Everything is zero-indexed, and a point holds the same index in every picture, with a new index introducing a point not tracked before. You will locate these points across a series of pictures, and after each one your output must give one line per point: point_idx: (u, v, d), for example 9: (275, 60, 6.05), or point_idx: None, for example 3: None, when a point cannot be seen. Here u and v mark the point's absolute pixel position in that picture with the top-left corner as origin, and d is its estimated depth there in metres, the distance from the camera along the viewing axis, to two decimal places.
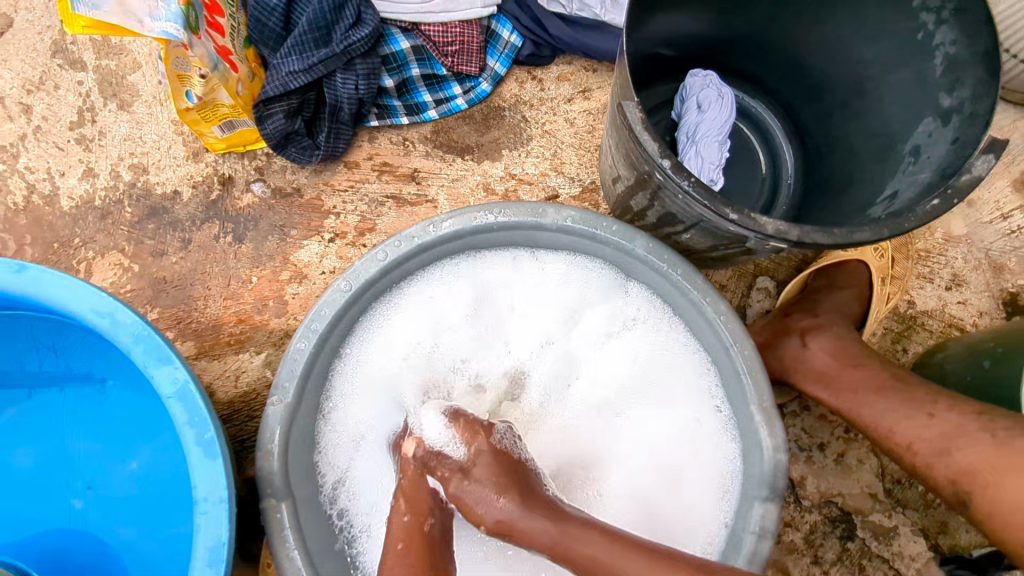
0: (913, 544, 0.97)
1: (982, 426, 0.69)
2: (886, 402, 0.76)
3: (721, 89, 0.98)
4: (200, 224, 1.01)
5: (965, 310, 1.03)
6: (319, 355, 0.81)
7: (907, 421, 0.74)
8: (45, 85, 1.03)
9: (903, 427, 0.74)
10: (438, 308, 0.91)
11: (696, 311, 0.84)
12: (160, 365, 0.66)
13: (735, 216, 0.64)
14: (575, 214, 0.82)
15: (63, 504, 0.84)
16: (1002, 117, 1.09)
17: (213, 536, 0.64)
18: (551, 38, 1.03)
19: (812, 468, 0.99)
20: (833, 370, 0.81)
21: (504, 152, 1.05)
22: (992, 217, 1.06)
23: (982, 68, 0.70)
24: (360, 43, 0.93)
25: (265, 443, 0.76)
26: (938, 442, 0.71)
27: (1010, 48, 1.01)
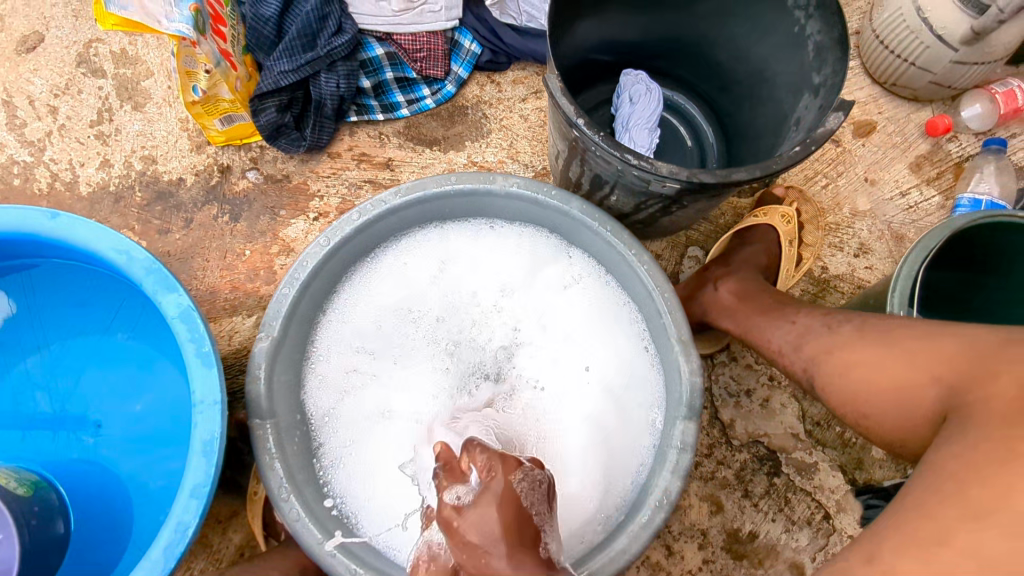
0: (832, 478, 1.09)
1: (824, 322, 0.79)
2: (767, 319, 0.88)
3: (650, 85, 1.15)
4: (201, 206, 1.16)
5: (871, 274, 1.18)
6: (302, 301, 0.94)
7: (777, 331, 0.85)
8: (70, 90, 1.19)
9: (774, 336, 0.85)
10: (408, 270, 1.05)
11: (625, 263, 0.97)
12: (167, 292, 0.79)
13: (637, 161, 0.79)
14: (520, 182, 0.98)
15: (75, 440, 0.96)
16: (897, 111, 1.26)
17: (208, 431, 0.76)
18: (506, 46, 1.21)
19: (741, 412, 1.11)
20: (733, 305, 0.95)
21: (467, 143, 1.21)
22: (892, 194, 1.22)
23: (838, 50, 0.86)
24: (341, 48, 1.11)
25: (253, 371, 0.88)
26: (793, 340, 0.82)
27: (895, 50, 1.19)
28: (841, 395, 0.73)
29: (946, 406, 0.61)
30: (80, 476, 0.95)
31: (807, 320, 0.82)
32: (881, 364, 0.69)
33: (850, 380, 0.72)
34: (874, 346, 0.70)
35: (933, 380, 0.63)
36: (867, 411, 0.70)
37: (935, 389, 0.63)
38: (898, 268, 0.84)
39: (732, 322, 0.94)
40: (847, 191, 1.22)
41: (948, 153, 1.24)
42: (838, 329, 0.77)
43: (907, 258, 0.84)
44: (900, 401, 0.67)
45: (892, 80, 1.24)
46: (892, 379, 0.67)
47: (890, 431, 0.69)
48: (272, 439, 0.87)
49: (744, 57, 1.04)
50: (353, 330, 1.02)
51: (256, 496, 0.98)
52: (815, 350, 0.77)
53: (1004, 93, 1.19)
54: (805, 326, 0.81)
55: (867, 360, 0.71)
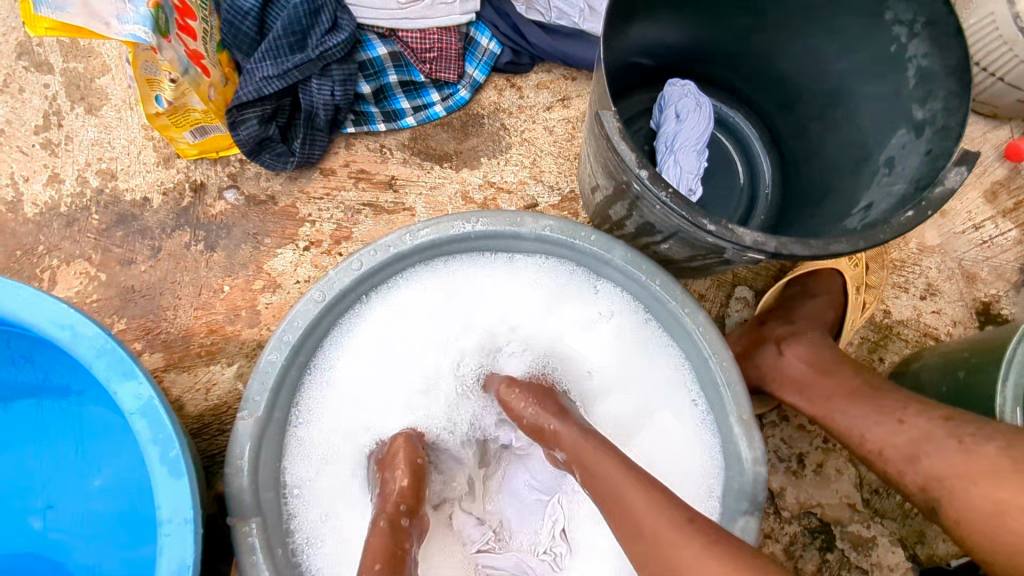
0: (891, 555, 0.96)
1: (949, 432, 0.70)
2: (857, 410, 0.79)
3: (699, 99, 0.98)
4: (171, 232, 0.98)
5: (939, 320, 1.04)
6: (292, 367, 0.79)
7: (878, 428, 0.76)
8: (9, 87, 1.00)
9: (874, 432, 0.76)
10: (408, 310, 0.89)
11: (674, 319, 0.83)
12: (124, 380, 0.63)
13: (712, 228, 0.64)
14: (553, 223, 0.82)
15: (21, 525, 0.81)
16: (973, 129, 1.11)
17: (176, 559, 0.61)
18: (530, 46, 1.03)
19: (792, 480, 0.98)
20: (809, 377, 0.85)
21: (483, 160, 1.04)
22: (964, 227, 1.08)
23: (952, 81, 0.71)
24: (336, 49, 0.92)
25: (233, 460, 0.73)
26: (907, 449, 0.72)
27: (980, 61, 1.03)
28: (992, 541, 0.64)
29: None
30: (24, 568, 0.80)
31: (919, 424, 0.73)
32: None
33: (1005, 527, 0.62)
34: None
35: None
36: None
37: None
38: (1010, 349, 0.71)
39: None
40: (914, 223, 1.07)
41: None
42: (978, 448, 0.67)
43: (1022, 337, 0.71)
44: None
45: (970, 95, 1.08)
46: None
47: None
48: (258, 540, 0.72)
49: (817, 73, 0.88)
50: (343, 394, 0.86)
51: None
52: (941, 471, 0.68)
53: None
54: (921, 431, 0.72)
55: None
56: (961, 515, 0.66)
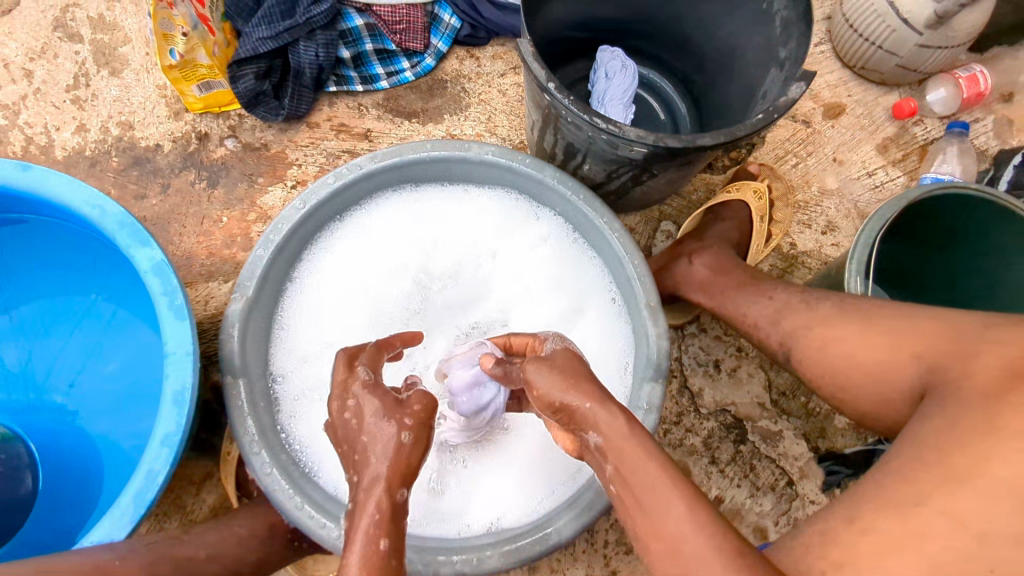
0: (796, 446, 1.12)
1: (802, 299, 0.81)
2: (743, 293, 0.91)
3: (625, 62, 1.17)
4: (179, 172, 1.16)
5: (838, 251, 1.22)
6: (276, 263, 0.95)
7: (755, 305, 0.87)
8: (46, 54, 1.19)
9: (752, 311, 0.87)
10: (377, 233, 1.06)
11: (596, 229, 1.00)
12: (141, 247, 0.80)
13: (605, 126, 0.81)
14: (495, 150, 0.99)
15: (47, 401, 0.96)
16: (866, 94, 1.30)
17: (179, 383, 0.76)
18: (485, 20, 1.22)
19: (709, 381, 1.14)
20: (708, 278, 0.98)
21: (446, 117, 1.23)
22: (859, 174, 1.26)
23: (802, 25, 0.89)
24: (320, 16, 1.12)
25: (226, 331, 0.89)
26: (771, 315, 0.83)
27: (863, 34, 1.22)
28: (822, 370, 0.74)
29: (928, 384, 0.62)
30: (51, 433, 0.95)
31: (784, 296, 0.84)
32: (866, 341, 0.70)
33: (828, 357, 0.74)
34: (855, 324, 0.72)
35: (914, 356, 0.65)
36: (848, 387, 0.71)
37: (917, 366, 0.64)
38: (856, 237, 0.86)
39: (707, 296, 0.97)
40: (816, 171, 1.25)
41: (914, 136, 1.28)
42: (817, 305, 0.78)
43: (864, 229, 0.86)
44: (883, 379, 0.68)
45: (861, 64, 1.27)
46: (874, 356, 0.68)
47: (867, 401, 0.70)
48: (244, 394, 0.88)
49: (714, 34, 1.07)
50: (319, 303, 1.02)
51: (228, 457, 0.98)
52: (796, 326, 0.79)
53: (967, 77, 1.23)
54: (782, 301, 0.84)
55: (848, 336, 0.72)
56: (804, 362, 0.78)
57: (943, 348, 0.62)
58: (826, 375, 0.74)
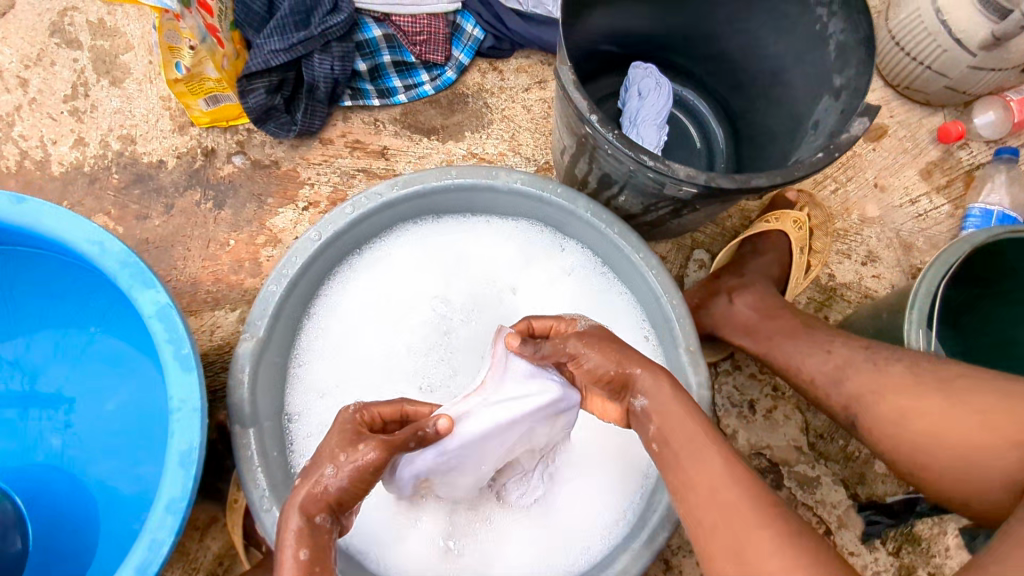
0: (834, 493, 1.06)
1: (868, 357, 0.78)
2: (796, 342, 0.87)
3: (660, 80, 1.10)
4: (184, 191, 1.09)
5: (878, 283, 1.15)
6: (290, 298, 0.89)
7: (810, 359, 0.84)
8: (42, 61, 1.11)
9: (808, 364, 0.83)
10: (397, 265, 1.00)
11: (630, 264, 0.93)
12: (143, 289, 0.73)
13: (652, 164, 0.74)
14: (523, 178, 0.93)
15: (42, 441, 0.90)
16: (909, 115, 1.23)
17: (185, 440, 0.70)
18: (510, 32, 1.15)
19: (744, 424, 1.08)
20: (754, 321, 0.94)
21: (467, 134, 1.16)
22: (902, 201, 1.19)
23: (863, 51, 0.82)
24: (337, 27, 1.05)
25: (236, 375, 0.83)
26: (833, 373, 0.80)
27: (911, 52, 1.15)
28: (899, 442, 0.71)
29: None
30: (47, 477, 0.89)
31: (845, 352, 0.81)
32: (953, 417, 0.67)
33: (906, 430, 0.70)
34: (939, 396, 0.68)
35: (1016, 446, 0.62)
36: (929, 464, 0.69)
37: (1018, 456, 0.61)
38: (915, 285, 0.81)
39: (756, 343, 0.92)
40: (856, 197, 1.19)
41: (959, 161, 1.21)
42: (888, 368, 0.75)
43: (925, 276, 0.80)
44: (972, 461, 0.65)
45: (906, 83, 1.20)
46: (962, 436, 0.65)
47: (947, 479, 0.67)
48: (255, 444, 0.82)
49: (758, 54, 1.00)
50: (338, 340, 0.96)
51: (235, 504, 0.91)
52: (864, 388, 0.76)
53: (1018, 100, 1.16)
54: (844, 358, 0.80)
55: (930, 408, 0.69)
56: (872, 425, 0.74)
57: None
58: (902, 448, 0.71)
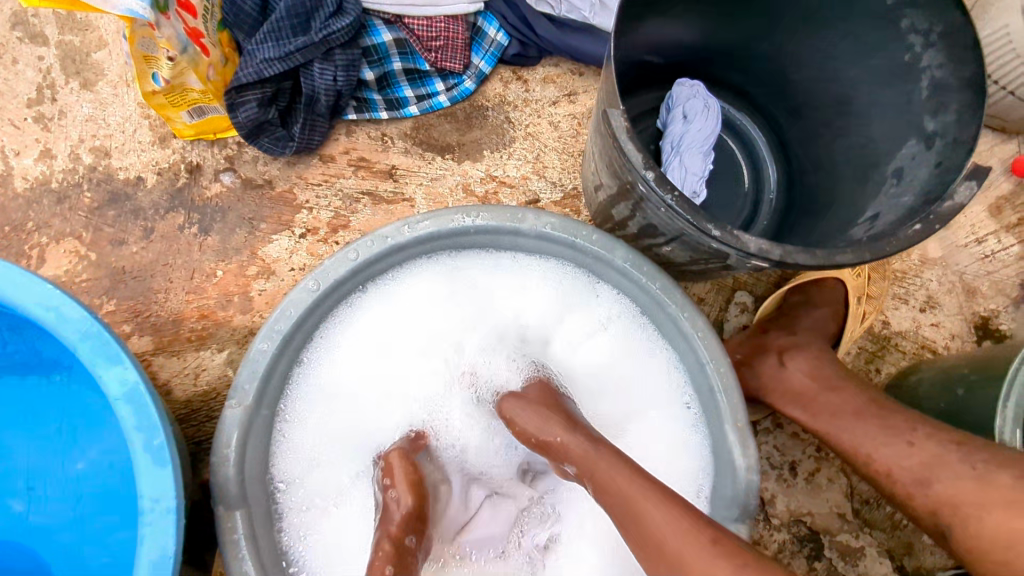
0: (878, 565, 0.96)
1: (962, 457, 0.67)
2: (863, 425, 0.76)
3: (708, 101, 0.97)
4: (165, 213, 0.96)
5: (938, 333, 1.04)
6: (284, 355, 0.77)
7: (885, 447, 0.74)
8: (3, 58, 0.97)
9: (882, 453, 0.73)
10: (408, 307, 0.88)
11: (674, 325, 0.81)
12: (109, 365, 0.61)
13: (718, 234, 0.62)
14: (555, 221, 0.81)
15: (1, 506, 0.80)
16: (980, 142, 1.10)
17: (157, 548, 0.59)
18: (538, 38, 1.01)
19: (783, 488, 0.97)
20: (810, 392, 0.83)
21: (485, 153, 1.02)
22: (968, 240, 1.07)
23: (967, 94, 0.70)
24: (340, 34, 0.91)
25: (221, 448, 0.72)
26: (918, 472, 0.70)
27: (992, 74, 1.02)
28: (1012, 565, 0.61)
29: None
30: (5, 547, 0.79)
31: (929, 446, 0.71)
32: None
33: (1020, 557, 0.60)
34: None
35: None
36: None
37: None
38: (1012, 370, 0.71)
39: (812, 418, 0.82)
40: None
41: None
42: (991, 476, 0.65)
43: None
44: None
45: None
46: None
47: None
48: (243, 528, 0.72)
49: (826, 79, 0.87)
50: (337, 393, 0.85)
51: None
52: (953, 497, 0.66)
53: None
54: (932, 453, 0.70)
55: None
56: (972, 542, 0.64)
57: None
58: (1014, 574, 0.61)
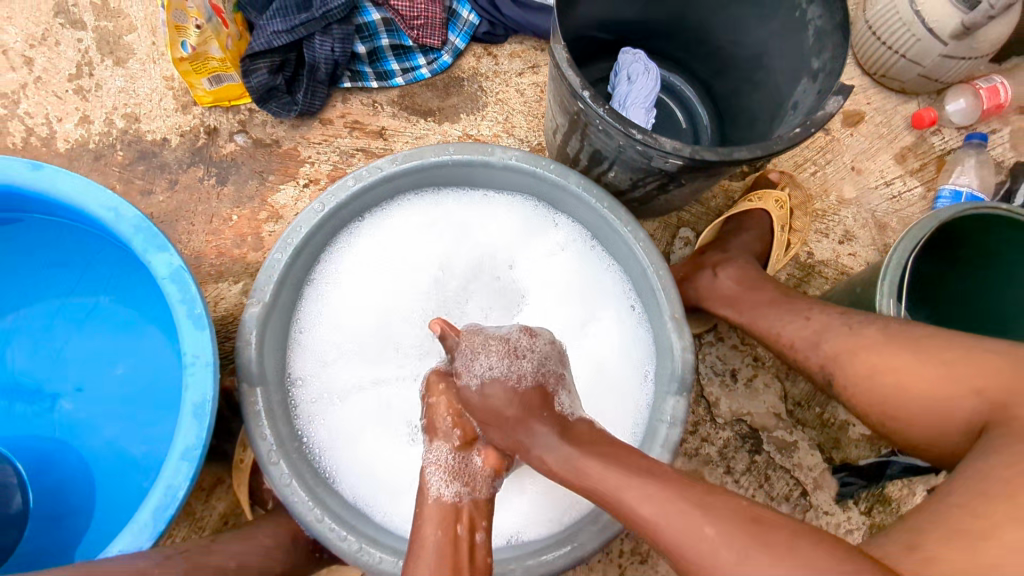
0: (810, 457, 1.12)
1: (844, 321, 0.83)
2: (777, 311, 0.92)
3: (648, 65, 1.14)
4: (187, 168, 1.12)
5: (855, 261, 1.21)
6: (295, 266, 0.92)
7: (790, 325, 0.89)
8: (47, 41, 1.14)
9: (789, 330, 0.89)
10: (398, 236, 1.03)
11: (620, 238, 0.97)
12: (158, 252, 0.76)
13: (640, 136, 0.79)
14: (519, 154, 0.97)
15: (53, 405, 0.93)
16: (885, 103, 1.29)
17: (199, 393, 0.74)
18: (504, 18, 1.19)
19: (726, 392, 1.14)
20: (737, 293, 0.99)
21: (462, 116, 1.20)
22: (877, 184, 1.25)
23: (838, 35, 0.88)
24: (337, 10, 1.09)
25: (243, 339, 0.86)
26: (812, 338, 0.86)
27: (887, 41, 1.21)
28: (871, 398, 0.77)
29: (988, 421, 0.66)
30: (58, 439, 0.92)
31: (822, 318, 0.86)
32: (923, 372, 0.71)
33: (876, 385, 0.76)
34: (907, 353, 0.74)
35: (976, 393, 0.67)
36: (899, 415, 0.74)
37: (979, 402, 0.67)
38: (888, 256, 0.86)
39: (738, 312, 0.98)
40: (834, 179, 1.25)
41: (931, 146, 1.27)
42: (861, 331, 0.80)
43: (897, 246, 0.86)
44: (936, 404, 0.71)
45: (881, 72, 1.27)
46: (927, 386, 0.71)
47: (917, 424, 0.73)
48: (262, 403, 0.85)
49: (741, 40, 1.05)
50: (343, 306, 0.99)
51: (242, 463, 0.96)
52: (838, 350, 0.81)
53: (987, 88, 1.22)
54: (821, 323, 0.86)
55: (898, 359, 0.75)
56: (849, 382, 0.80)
57: (1008, 384, 0.65)
58: (874, 402, 0.77)
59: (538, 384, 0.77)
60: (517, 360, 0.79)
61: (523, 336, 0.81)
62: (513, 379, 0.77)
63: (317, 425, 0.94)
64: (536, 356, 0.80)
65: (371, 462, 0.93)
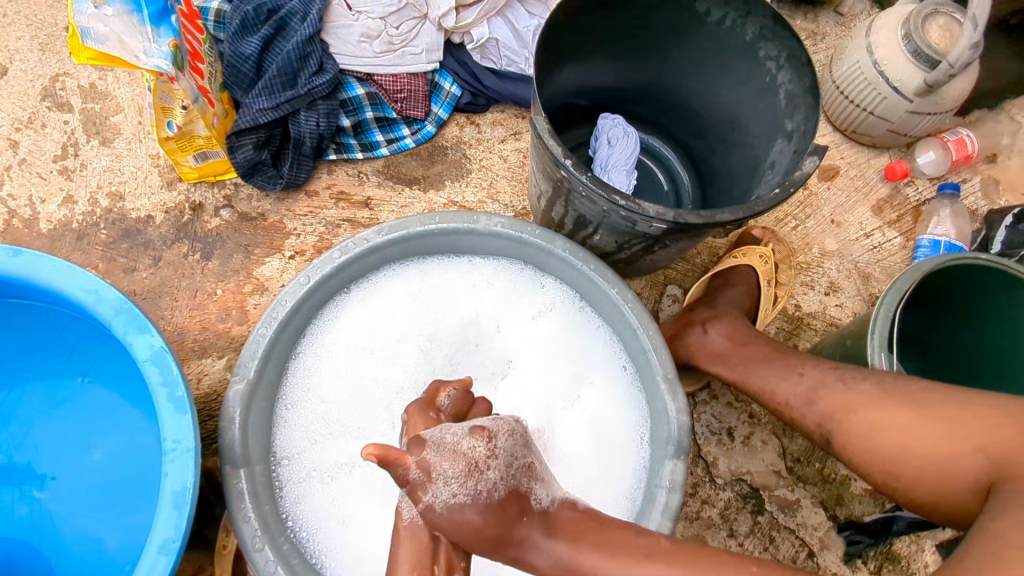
0: (814, 515, 1.08)
1: (837, 377, 0.83)
2: (769, 369, 0.92)
3: (627, 129, 1.17)
4: (171, 244, 1.12)
5: (842, 312, 1.22)
6: (279, 341, 0.91)
7: (784, 381, 0.89)
8: (33, 124, 1.15)
9: (782, 386, 0.89)
10: (382, 306, 1.02)
11: (607, 299, 0.96)
12: (139, 334, 0.75)
13: (623, 201, 0.80)
14: (504, 221, 0.97)
15: (25, 497, 0.89)
16: (858, 157, 1.33)
17: (179, 481, 0.70)
18: (485, 89, 1.24)
19: (724, 451, 1.11)
20: (729, 349, 0.99)
21: (447, 183, 1.21)
22: (858, 235, 1.27)
23: (808, 99, 0.91)
24: (322, 87, 1.11)
25: (226, 420, 0.83)
26: (807, 394, 0.85)
27: (855, 100, 1.26)
28: (871, 454, 0.76)
29: (994, 478, 0.65)
30: (29, 533, 0.87)
31: (816, 374, 0.86)
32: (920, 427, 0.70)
33: (876, 442, 0.75)
34: (904, 408, 0.74)
35: (978, 449, 0.67)
36: (901, 472, 0.73)
37: (979, 458, 0.66)
38: (875, 309, 0.86)
39: (731, 369, 0.97)
40: (815, 233, 1.27)
41: (906, 197, 1.30)
42: (857, 385, 0.80)
43: (883, 300, 0.86)
44: (938, 461, 0.70)
45: (852, 128, 1.31)
46: (929, 443, 0.70)
47: (914, 481, 0.72)
48: (246, 486, 0.82)
49: (715, 104, 1.09)
50: (326, 380, 0.97)
51: (224, 550, 0.90)
52: (833, 407, 0.81)
53: (955, 140, 1.27)
54: (815, 379, 0.85)
55: (899, 415, 0.74)
56: (846, 439, 0.79)
57: (1009, 442, 0.65)
58: (875, 458, 0.75)
59: (509, 489, 0.67)
60: (479, 475, 0.66)
61: (479, 441, 0.67)
62: (520, 390, 0.76)
63: (302, 506, 0.90)
64: (503, 459, 0.67)
65: (360, 543, 0.89)
